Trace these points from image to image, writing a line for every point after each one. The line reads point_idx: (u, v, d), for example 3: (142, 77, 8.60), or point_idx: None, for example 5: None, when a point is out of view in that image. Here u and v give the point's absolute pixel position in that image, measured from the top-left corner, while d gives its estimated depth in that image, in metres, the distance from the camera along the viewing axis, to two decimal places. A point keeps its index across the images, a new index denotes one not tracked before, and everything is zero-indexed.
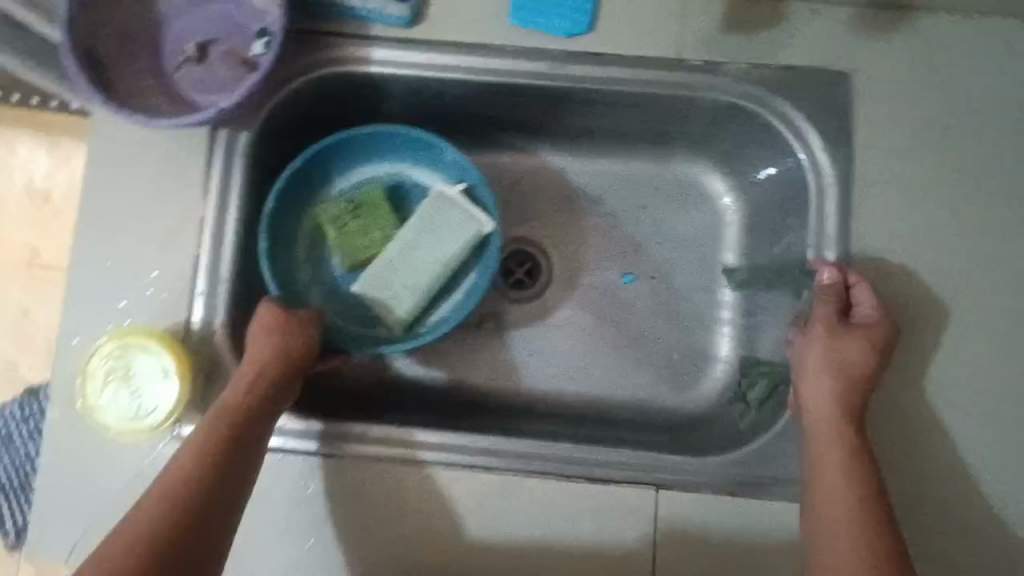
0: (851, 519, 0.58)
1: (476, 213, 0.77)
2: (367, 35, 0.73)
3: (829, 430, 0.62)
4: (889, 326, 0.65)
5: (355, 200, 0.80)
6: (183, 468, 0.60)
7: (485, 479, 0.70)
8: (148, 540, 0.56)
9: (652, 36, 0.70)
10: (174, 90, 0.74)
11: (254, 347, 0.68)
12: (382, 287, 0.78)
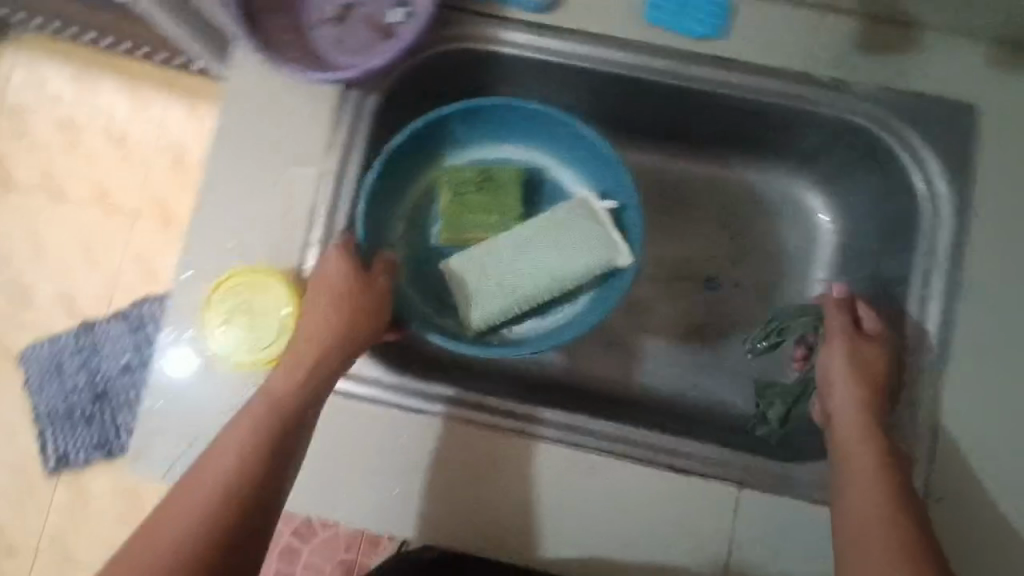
0: (882, 514, 0.59)
1: (621, 245, 0.73)
2: (503, 15, 0.73)
3: (854, 431, 0.65)
4: (893, 340, 0.71)
5: (490, 175, 0.79)
6: (261, 408, 0.62)
7: (571, 455, 0.72)
8: (228, 474, 0.58)
9: (788, 49, 0.72)
10: (311, 46, 0.74)
11: (324, 290, 0.69)
12: (477, 276, 0.74)
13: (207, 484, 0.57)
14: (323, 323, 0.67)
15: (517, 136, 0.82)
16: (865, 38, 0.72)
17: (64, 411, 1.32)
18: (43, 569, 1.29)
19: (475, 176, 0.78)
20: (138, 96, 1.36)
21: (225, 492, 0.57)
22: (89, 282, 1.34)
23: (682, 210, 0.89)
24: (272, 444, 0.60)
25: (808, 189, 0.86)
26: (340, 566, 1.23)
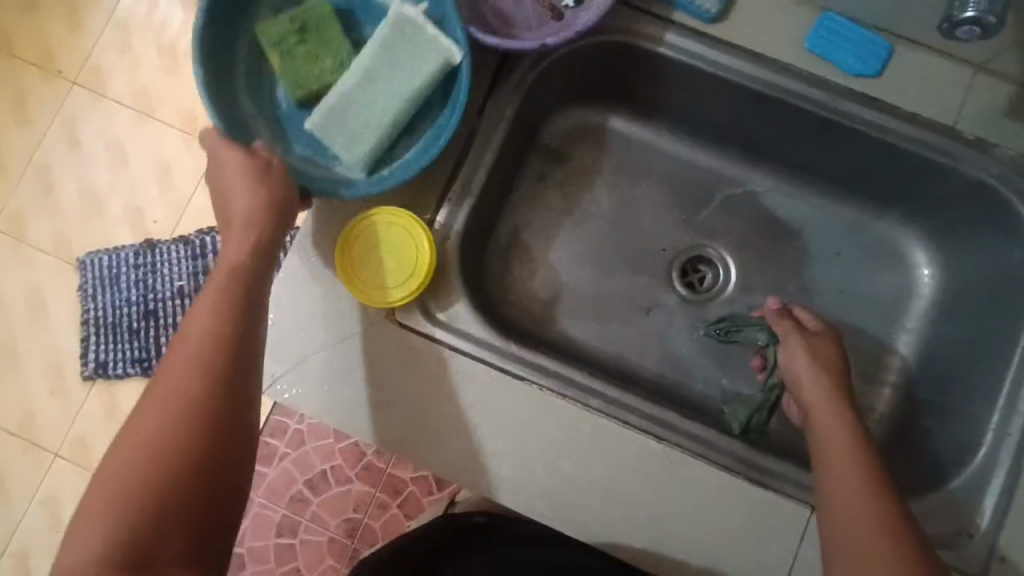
0: (861, 506, 0.61)
1: (438, 39, 0.73)
2: (670, 19, 0.78)
3: (831, 423, 0.66)
4: (833, 336, 0.74)
5: (302, 21, 0.75)
6: (194, 313, 0.59)
7: (654, 446, 0.73)
8: (172, 383, 0.55)
9: (935, 100, 0.75)
10: (482, 16, 0.79)
11: (239, 191, 0.65)
12: (340, 116, 0.74)
13: (157, 400, 0.55)
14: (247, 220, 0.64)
15: None
16: (1013, 103, 0.75)
17: (112, 321, 1.35)
18: (60, 470, 1.31)
19: (291, 27, 0.75)
20: None
21: (178, 402, 0.54)
22: (164, 200, 1.37)
23: (779, 236, 0.92)
24: (216, 341, 0.57)
25: (912, 240, 0.88)
26: (345, 525, 1.23)
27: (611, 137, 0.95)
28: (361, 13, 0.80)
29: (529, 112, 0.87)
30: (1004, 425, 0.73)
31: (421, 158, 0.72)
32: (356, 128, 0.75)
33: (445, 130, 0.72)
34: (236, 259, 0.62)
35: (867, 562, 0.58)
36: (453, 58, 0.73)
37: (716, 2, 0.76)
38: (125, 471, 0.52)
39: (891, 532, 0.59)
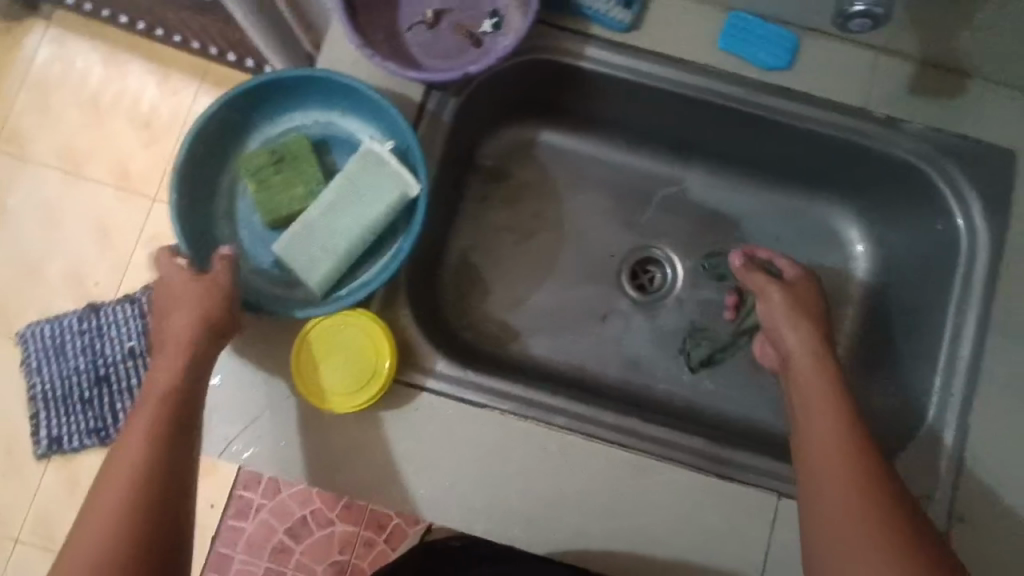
0: (836, 449, 0.63)
1: (402, 173, 0.70)
2: (587, 33, 0.79)
3: (808, 368, 0.69)
4: (810, 282, 0.76)
5: (276, 150, 0.73)
6: (125, 445, 0.57)
7: (622, 456, 0.73)
8: (100, 526, 0.53)
9: (846, 85, 0.78)
10: (402, 48, 0.78)
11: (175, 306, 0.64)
12: (303, 244, 0.71)
13: (104, 510, 0.54)
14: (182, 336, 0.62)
15: (287, 102, 0.75)
16: (918, 80, 0.77)
17: (60, 394, 1.29)
18: (22, 555, 1.24)
19: (266, 156, 0.73)
20: (168, 79, 1.37)
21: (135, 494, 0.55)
22: (102, 261, 1.32)
23: (721, 229, 0.94)
24: (153, 471, 0.56)
25: (845, 218, 0.91)
26: (331, 569, 1.20)
27: (547, 152, 0.96)
28: (334, 138, 0.76)
29: (464, 137, 0.87)
30: (949, 388, 0.75)
31: (373, 285, 0.69)
32: (312, 256, 0.71)
33: (398, 260, 0.69)
34: (171, 384, 0.61)
35: (844, 502, 0.60)
36: (415, 193, 0.70)
37: (628, 13, 0.77)
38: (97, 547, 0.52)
39: (864, 470, 0.61)
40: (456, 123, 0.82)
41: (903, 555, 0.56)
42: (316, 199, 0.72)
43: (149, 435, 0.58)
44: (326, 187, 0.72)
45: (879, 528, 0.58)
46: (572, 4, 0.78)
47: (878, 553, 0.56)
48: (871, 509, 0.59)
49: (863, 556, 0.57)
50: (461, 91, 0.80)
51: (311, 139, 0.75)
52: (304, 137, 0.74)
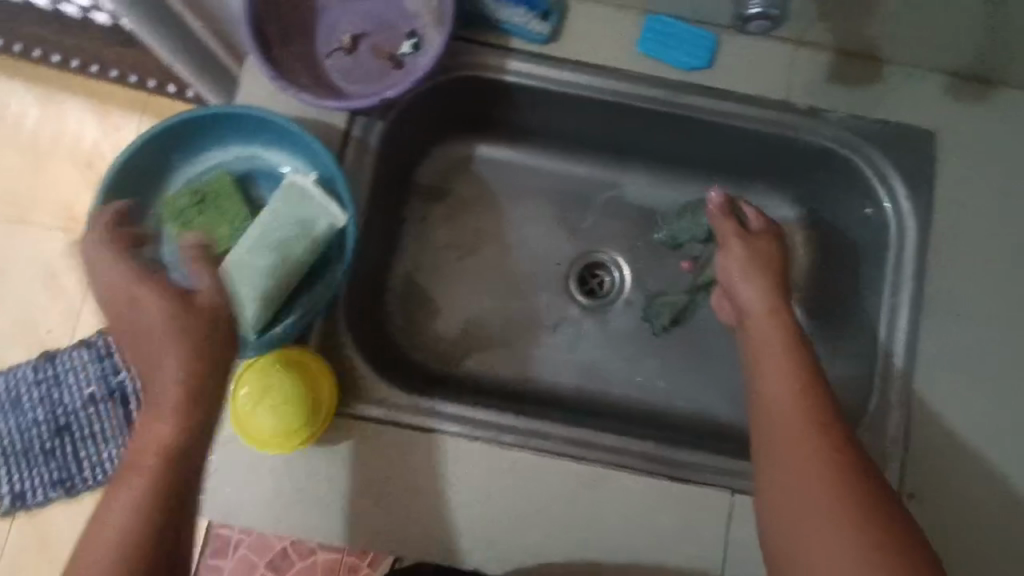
0: (791, 406, 0.61)
1: (328, 205, 0.70)
2: (507, 47, 0.79)
3: (763, 321, 0.68)
4: (775, 232, 0.76)
5: (197, 190, 0.72)
6: (120, 490, 0.56)
7: (574, 468, 0.73)
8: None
9: (766, 80, 0.79)
10: (322, 76, 0.77)
11: (166, 331, 0.60)
12: (233, 285, 0.71)
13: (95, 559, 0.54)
14: (177, 372, 0.59)
15: (204, 139, 0.73)
16: (836, 69, 0.78)
17: (20, 447, 1.25)
18: None
19: (187, 198, 0.71)
20: (109, 115, 1.34)
21: (124, 546, 0.54)
22: (55, 306, 1.29)
23: (665, 227, 0.95)
24: (146, 534, 0.55)
25: (785, 210, 0.90)
26: None
27: (485, 166, 0.95)
28: (257, 173, 0.75)
29: (396, 159, 0.86)
30: (889, 370, 0.75)
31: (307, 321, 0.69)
32: (243, 295, 0.70)
33: None
34: (169, 431, 0.57)
35: (798, 458, 0.58)
36: (342, 224, 0.70)
37: (546, 25, 0.77)
38: None
39: (819, 425, 0.59)
40: (387, 146, 0.80)
41: (855, 507, 0.54)
42: (242, 238, 0.71)
43: (146, 480, 0.56)
44: (251, 224, 0.71)
45: (832, 483, 0.56)
46: (489, 19, 0.77)
47: (830, 508, 0.55)
48: (824, 465, 0.57)
49: (816, 511, 0.55)
50: (386, 113, 0.78)
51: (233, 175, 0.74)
52: (225, 175, 0.73)
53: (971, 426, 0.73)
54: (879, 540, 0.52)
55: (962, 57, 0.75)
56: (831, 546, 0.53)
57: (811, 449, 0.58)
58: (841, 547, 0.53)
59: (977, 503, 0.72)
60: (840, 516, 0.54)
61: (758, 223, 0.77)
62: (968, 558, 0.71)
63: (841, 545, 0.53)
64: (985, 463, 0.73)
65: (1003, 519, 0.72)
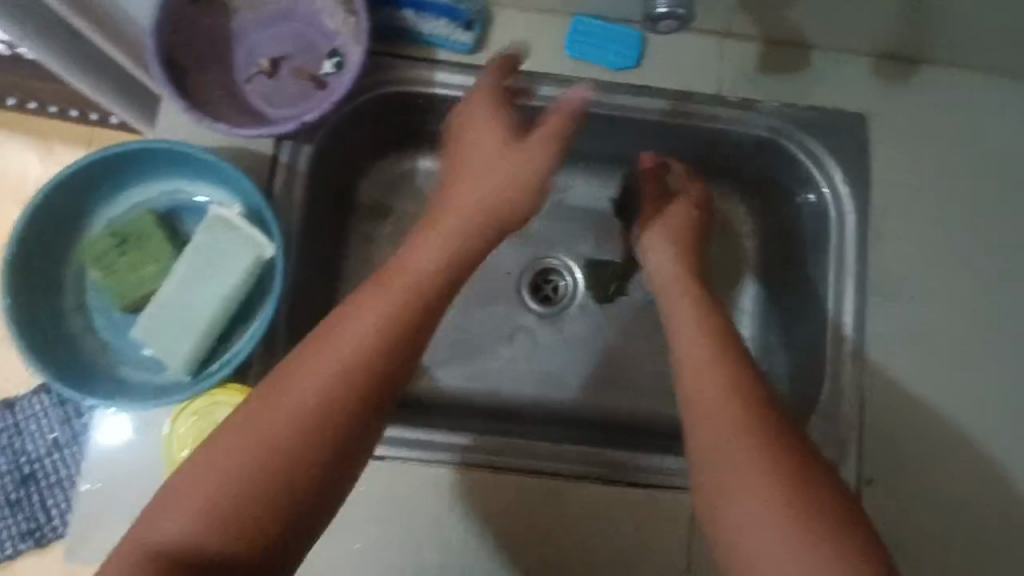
0: (714, 371, 0.60)
1: (254, 237, 0.68)
2: (433, 59, 0.78)
3: (679, 295, 0.68)
4: (698, 190, 0.77)
5: (119, 231, 0.70)
6: (302, 379, 0.51)
7: (531, 483, 0.72)
8: (229, 487, 0.49)
9: (696, 74, 0.78)
10: (243, 102, 0.75)
11: (423, 250, 0.58)
12: (162, 326, 0.69)
13: (232, 459, 0.49)
14: (419, 285, 0.56)
15: (124, 178, 0.71)
16: (764, 59, 0.78)
17: None
18: None
19: (109, 240, 0.70)
20: (52, 151, 1.29)
21: (295, 429, 0.50)
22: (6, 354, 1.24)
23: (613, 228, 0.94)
24: (323, 420, 0.51)
25: (735, 206, 0.88)
26: None
27: (428, 180, 0.90)
28: (183, 208, 0.73)
29: (333, 181, 0.83)
30: (840, 357, 0.74)
31: (237, 360, 0.67)
32: (172, 336, 0.68)
33: (261, 329, 0.67)
34: (365, 330, 0.53)
35: (724, 422, 0.57)
36: (270, 254, 0.68)
37: (470, 35, 0.76)
38: (232, 495, 0.48)
39: (742, 388, 0.58)
40: (318, 170, 0.78)
41: (782, 468, 0.54)
42: (169, 276, 0.69)
43: (325, 393, 0.51)
44: (177, 262, 0.69)
45: (759, 444, 0.55)
46: (410, 32, 0.76)
47: (759, 470, 0.54)
48: (751, 428, 0.56)
49: (744, 475, 0.54)
50: (314, 135, 0.76)
51: (158, 212, 0.72)
52: (147, 214, 0.71)
53: (925, 404, 0.73)
54: (807, 502, 0.52)
55: (886, 38, 0.75)
56: (762, 509, 0.52)
57: (735, 413, 0.57)
58: (770, 511, 0.52)
59: (937, 482, 0.71)
60: (769, 478, 0.53)
61: (686, 179, 0.79)
62: (933, 538, 0.70)
63: (771, 508, 0.52)
64: (942, 440, 0.72)
65: (964, 499, 0.71)
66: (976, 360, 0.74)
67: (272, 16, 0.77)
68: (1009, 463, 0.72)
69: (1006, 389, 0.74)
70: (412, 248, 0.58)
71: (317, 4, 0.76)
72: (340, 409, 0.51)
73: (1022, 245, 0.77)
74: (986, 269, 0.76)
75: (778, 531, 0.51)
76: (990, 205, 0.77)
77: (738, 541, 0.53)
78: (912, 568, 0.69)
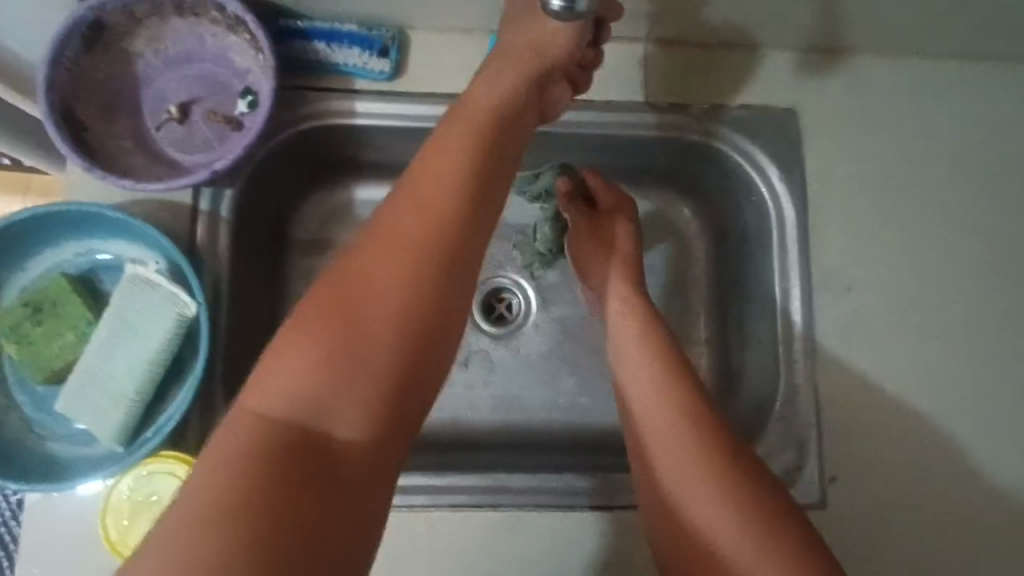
0: (662, 407, 0.62)
1: (177, 294, 0.65)
2: (350, 89, 0.75)
3: (624, 325, 0.69)
4: (624, 198, 0.78)
5: (32, 301, 0.67)
6: (377, 266, 0.48)
7: (492, 517, 0.70)
8: (286, 422, 0.44)
9: (621, 82, 0.76)
10: (155, 154, 0.72)
11: (449, 145, 0.53)
12: (84, 395, 0.65)
13: (284, 394, 0.44)
14: (457, 169, 0.52)
15: (35, 243, 0.68)
16: (688, 61, 0.77)
17: None
18: None
19: (22, 311, 0.66)
20: None
21: (359, 345, 0.46)
22: None
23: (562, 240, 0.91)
24: (386, 329, 0.47)
25: (683, 209, 0.86)
26: None
27: (365, 209, 0.86)
28: (100, 267, 0.70)
29: (263, 223, 0.80)
30: (792, 357, 0.73)
31: (168, 425, 0.63)
32: (94, 407, 0.65)
33: (191, 390, 0.64)
34: (415, 226, 0.49)
35: (675, 452, 0.59)
36: (193, 310, 0.65)
37: (385, 61, 0.74)
38: (296, 432, 0.44)
39: (690, 418, 0.61)
40: (242, 214, 0.75)
41: (751, 519, 0.54)
42: (89, 343, 0.66)
43: (400, 276, 0.47)
44: (97, 327, 0.66)
45: (712, 470, 0.57)
46: (323, 65, 0.73)
47: (714, 494, 0.56)
48: (702, 456, 0.58)
49: (702, 501, 0.56)
50: (234, 179, 0.72)
51: (74, 274, 0.69)
52: (61, 279, 0.67)
53: (884, 397, 0.72)
54: (764, 517, 0.54)
55: (808, 33, 0.74)
56: (723, 530, 0.54)
57: (685, 442, 0.59)
58: (731, 530, 0.54)
59: (901, 476, 0.70)
60: (726, 501, 0.55)
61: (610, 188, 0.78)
62: (902, 532, 0.69)
63: (731, 528, 0.54)
64: (903, 432, 0.71)
65: (932, 487, 0.70)
66: (933, 347, 0.73)
67: (177, 58, 0.74)
68: (971, 449, 0.71)
69: (965, 374, 0.72)
70: (432, 146, 0.53)
71: (223, 42, 0.73)
72: (406, 320, 0.47)
73: (968, 222, 0.75)
74: (933, 250, 0.75)
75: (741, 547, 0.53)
76: (931, 186, 0.76)
77: (709, 566, 0.54)
78: (887, 563, 0.68)
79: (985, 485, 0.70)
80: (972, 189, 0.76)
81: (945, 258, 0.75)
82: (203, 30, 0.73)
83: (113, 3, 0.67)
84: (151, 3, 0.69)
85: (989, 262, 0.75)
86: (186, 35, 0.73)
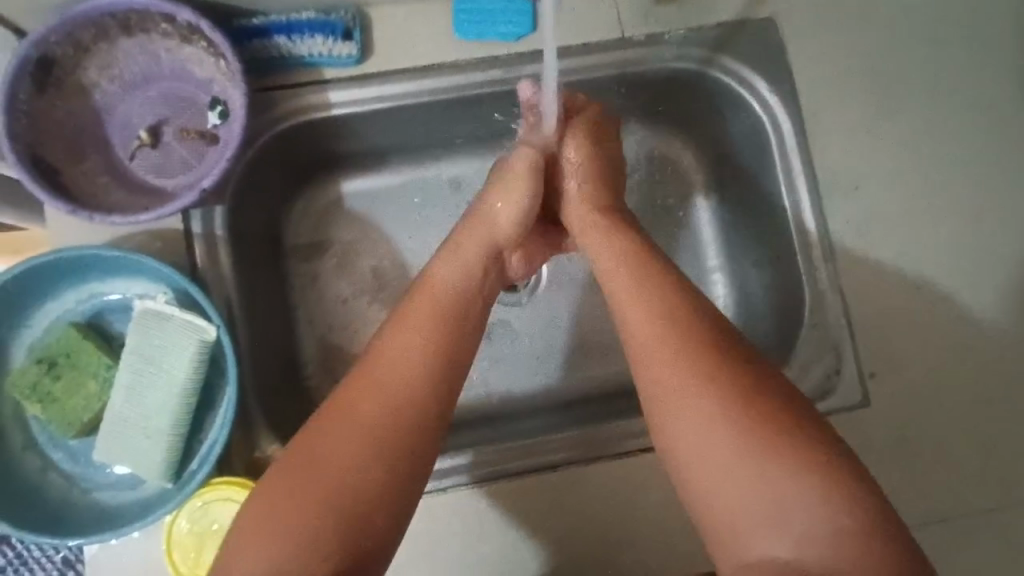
0: (702, 392, 0.52)
1: (195, 320, 0.63)
2: (320, 80, 0.72)
3: (631, 297, 0.60)
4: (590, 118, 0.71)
5: (46, 356, 0.65)
6: (344, 430, 0.52)
7: (553, 478, 0.69)
8: (295, 528, 0.49)
9: (593, 22, 0.74)
10: (135, 184, 0.70)
11: (409, 321, 0.59)
12: (121, 438, 0.64)
13: (293, 501, 0.50)
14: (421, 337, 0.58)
15: (36, 297, 0.66)
16: None
17: None
18: None
19: (38, 368, 0.64)
20: None
21: (353, 462, 0.51)
22: None
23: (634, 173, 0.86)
24: (370, 449, 0.52)
25: (675, 139, 0.85)
26: None
27: (356, 203, 0.84)
28: (107, 310, 0.68)
29: (257, 233, 0.77)
30: (812, 262, 0.73)
31: (214, 453, 0.62)
32: (135, 448, 0.64)
33: (228, 413, 0.63)
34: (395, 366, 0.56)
35: (725, 457, 0.50)
36: (211, 334, 0.63)
37: (351, 45, 0.71)
38: (303, 525, 0.49)
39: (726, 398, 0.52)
40: (237, 229, 0.72)
41: (810, 497, 0.48)
42: (114, 388, 0.65)
43: (382, 413, 0.54)
44: (118, 370, 0.65)
45: (761, 466, 0.49)
46: (289, 60, 0.71)
47: (761, 488, 0.49)
48: (751, 436, 0.50)
49: (761, 516, 0.48)
50: (222, 196, 0.70)
51: (82, 322, 0.67)
52: (69, 327, 0.65)
53: (905, 288, 0.72)
54: (838, 491, 0.48)
55: None
56: (803, 546, 0.47)
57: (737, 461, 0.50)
58: (802, 526, 0.48)
59: (935, 358, 0.71)
60: (784, 498, 0.48)
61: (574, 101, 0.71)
62: (944, 414, 0.70)
63: (806, 512, 0.48)
64: (932, 316, 0.72)
65: (965, 366, 0.71)
66: (945, 229, 0.73)
67: (135, 81, 0.70)
68: (999, 319, 0.72)
69: (980, 250, 0.73)
70: (397, 329, 0.59)
71: (179, 55, 0.70)
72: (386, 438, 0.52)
73: (959, 101, 0.75)
74: (931, 134, 0.75)
75: (822, 525, 0.47)
76: (917, 72, 0.75)
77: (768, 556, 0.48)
78: (935, 447, 0.70)
79: (1015, 351, 0.71)
80: (956, 65, 0.75)
81: (943, 141, 0.74)
82: (155, 46, 0.69)
83: (57, 33, 0.64)
84: (95, 26, 0.65)
85: (987, 134, 0.75)
86: (137, 55, 0.69)
